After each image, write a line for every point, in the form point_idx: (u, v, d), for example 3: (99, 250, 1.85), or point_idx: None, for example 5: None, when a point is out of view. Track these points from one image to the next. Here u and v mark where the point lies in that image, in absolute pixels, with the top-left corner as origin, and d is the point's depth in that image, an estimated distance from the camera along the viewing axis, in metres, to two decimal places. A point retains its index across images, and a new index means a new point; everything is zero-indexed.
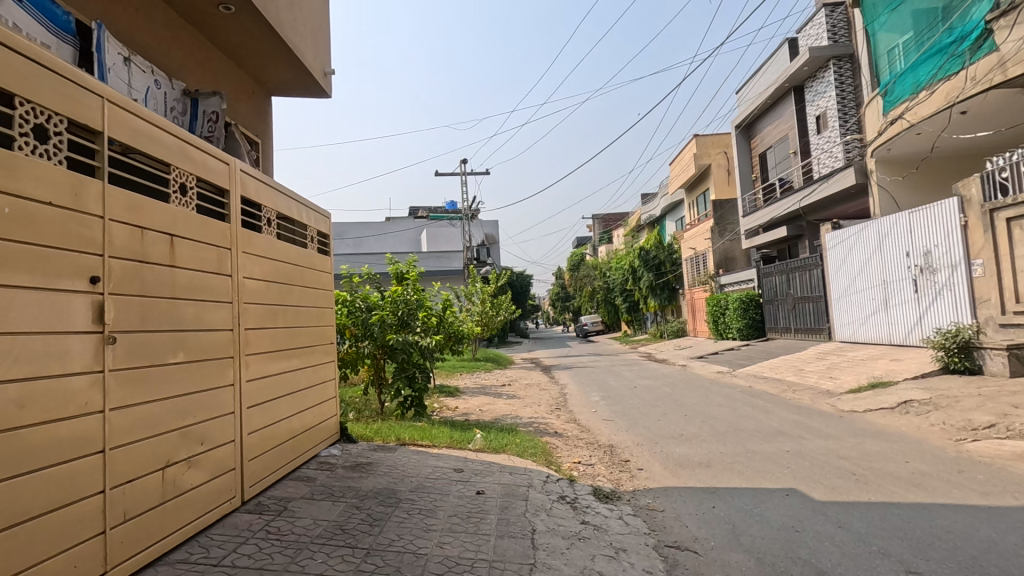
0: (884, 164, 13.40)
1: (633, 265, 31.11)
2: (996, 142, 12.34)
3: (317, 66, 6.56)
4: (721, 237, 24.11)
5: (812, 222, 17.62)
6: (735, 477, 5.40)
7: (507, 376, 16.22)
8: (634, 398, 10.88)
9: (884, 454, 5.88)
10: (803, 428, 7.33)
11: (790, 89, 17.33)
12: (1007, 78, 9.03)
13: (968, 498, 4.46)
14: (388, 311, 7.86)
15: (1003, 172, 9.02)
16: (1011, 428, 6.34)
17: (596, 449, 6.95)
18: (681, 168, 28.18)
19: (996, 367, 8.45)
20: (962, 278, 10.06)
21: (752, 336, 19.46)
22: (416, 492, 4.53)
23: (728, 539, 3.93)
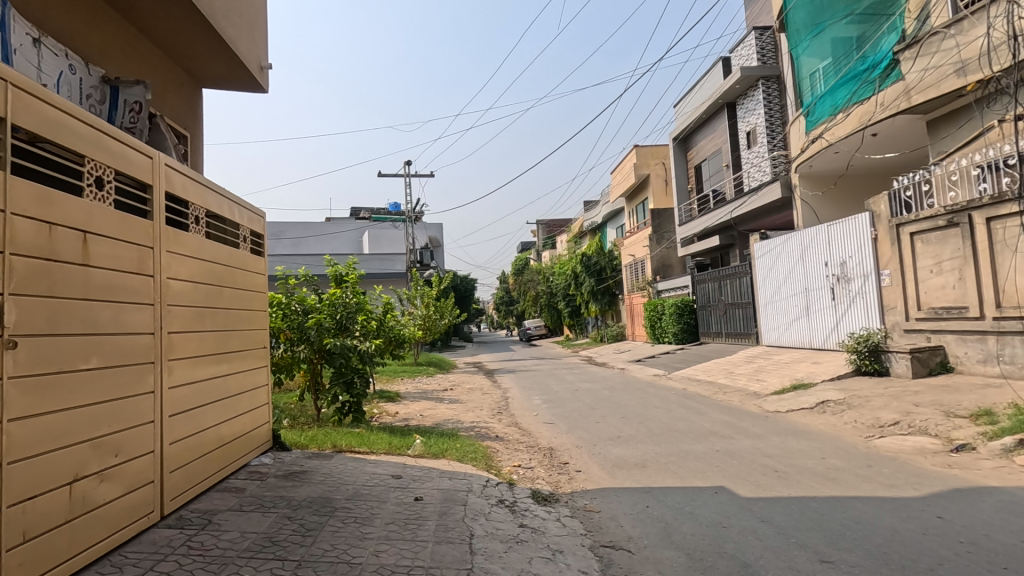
0: (807, 179, 14.31)
1: (575, 270, 31.71)
2: (903, 163, 13.43)
3: (253, 59, 6.30)
4: (659, 245, 25.01)
5: (742, 232, 18.58)
6: (668, 476, 5.61)
7: (449, 380, 16.12)
8: (573, 401, 11.08)
9: (804, 452, 6.27)
10: (732, 428, 7.71)
11: (723, 105, 18.24)
12: (912, 104, 9.87)
13: (875, 490, 4.83)
14: (326, 314, 7.64)
15: (908, 191, 9.83)
16: (913, 425, 6.92)
17: (536, 452, 7.03)
18: (622, 178, 28.99)
19: (901, 370, 9.21)
20: (873, 287, 10.91)
21: (686, 340, 20.28)
22: (353, 501, 4.42)
23: (660, 536, 4.07)
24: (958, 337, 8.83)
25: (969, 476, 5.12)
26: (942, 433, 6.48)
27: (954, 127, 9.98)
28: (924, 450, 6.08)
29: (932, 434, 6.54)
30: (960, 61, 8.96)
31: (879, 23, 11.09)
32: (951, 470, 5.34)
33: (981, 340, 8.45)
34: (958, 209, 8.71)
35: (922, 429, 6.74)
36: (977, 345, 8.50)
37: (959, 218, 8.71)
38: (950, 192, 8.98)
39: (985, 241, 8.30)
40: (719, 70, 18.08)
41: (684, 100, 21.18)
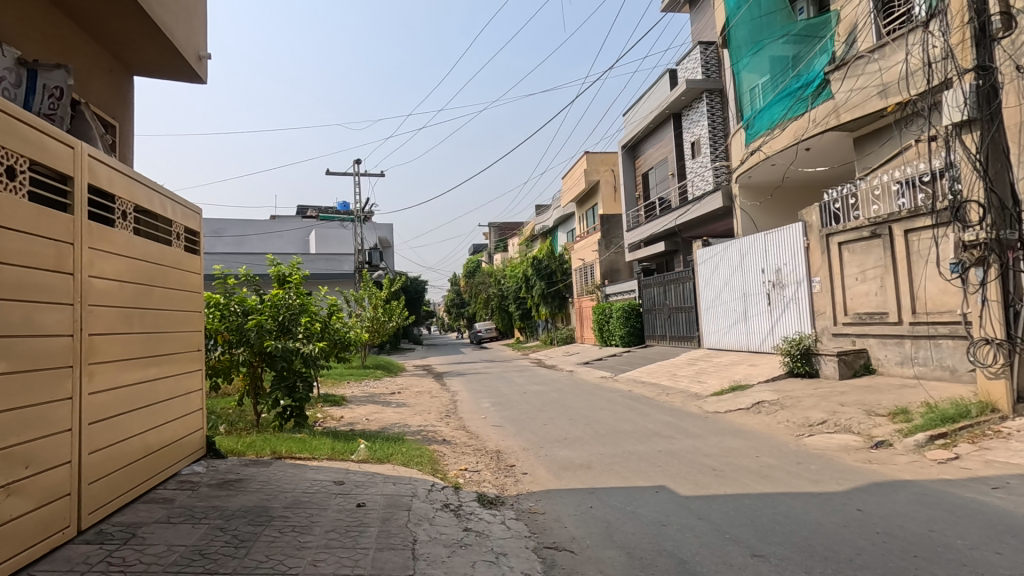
0: (746, 190, 14.98)
1: (526, 273, 31.93)
2: (832, 177, 14.28)
3: (191, 49, 6.02)
4: (607, 249, 25.53)
5: (686, 239, 19.24)
6: (612, 476, 5.73)
7: (397, 384, 15.83)
8: (522, 403, 11.13)
9: (739, 450, 6.55)
10: (674, 429, 7.96)
11: (670, 116, 18.85)
12: (840, 122, 10.50)
13: (803, 485, 5.10)
14: (267, 316, 7.36)
15: (837, 203, 10.45)
16: (839, 423, 7.36)
17: (483, 455, 7.02)
18: (573, 183, 29.45)
19: (829, 371, 9.78)
20: (806, 293, 11.52)
21: (632, 343, 20.78)
22: (292, 509, 4.27)
23: (603, 536, 4.15)
24: (879, 340, 9.45)
25: (887, 471, 5.49)
26: (864, 431, 6.92)
27: (878, 144, 10.70)
28: (848, 447, 6.47)
29: (855, 432, 6.96)
30: (882, 84, 9.63)
31: (812, 45, 11.76)
32: (871, 465, 5.71)
33: (899, 344, 9.08)
34: (880, 221, 9.34)
35: (847, 427, 7.17)
36: (896, 348, 9.13)
37: (881, 230, 9.33)
38: (873, 205, 9.60)
39: (903, 252, 8.94)
40: (666, 81, 18.68)
41: (632, 109, 21.75)
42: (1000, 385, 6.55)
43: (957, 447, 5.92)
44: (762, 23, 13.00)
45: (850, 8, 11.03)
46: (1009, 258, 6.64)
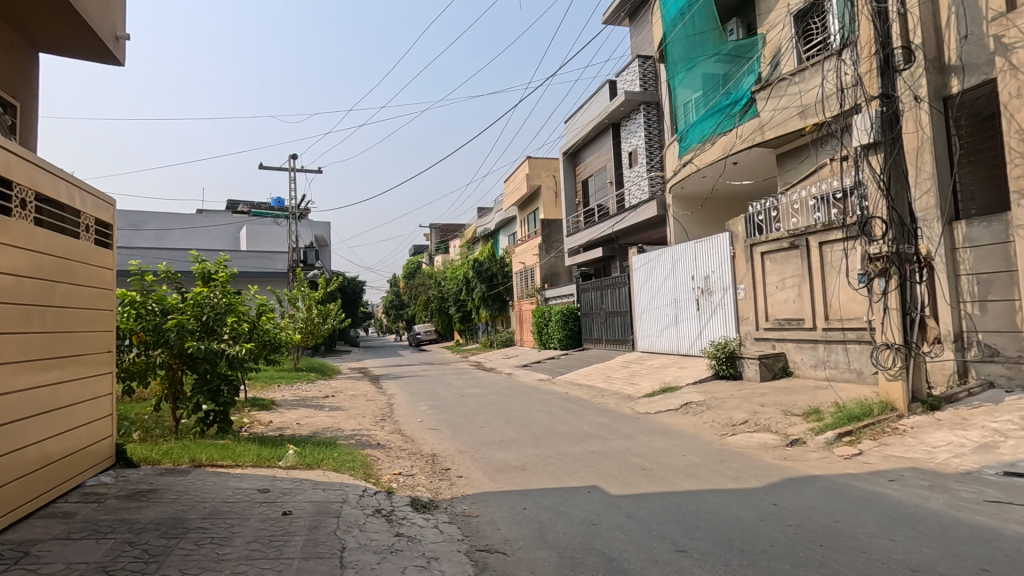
0: (679, 200, 15.62)
1: (466, 276, 31.82)
2: (756, 190, 15.16)
3: (106, 28, 5.61)
4: (547, 253, 25.90)
5: (622, 245, 19.81)
6: (546, 478, 5.81)
7: (330, 387, 15.34)
8: (460, 406, 11.08)
9: (668, 450, 6.81)
10: (607, 430, 8.16)
11: (609, 125, 19.39)
12: (764, 139, 11.16)
13: (725, 482, 5.38)
14: (189, 315, 6.94)
15: (760, 215, 11.07)
16: (758, 422, 7.81)
17: (417, 458, 6.92)
18: (515, 187, 29.70)
19: (751, 373, 10.35)
20: (731, 299, 12.14)
21: (570, 346, 21.15)
22: (210, 520, 4.04)
23: (535, 537, 4.20)
24: (796, 344, 10.11)
25: (799, 467, 5.88)
26: (781, 430, 7.36)
27: (798, 161, 11.43)
28: (766, 444, 6.88)
29: (773, 431, 7.41)
30: (802, 106, 10.34)
31: (740, 65, 12.44)
32: (786, 462, 6.10)
33: (813, 348, 9.77)
34: (798, 233, 10.00)
35: (766, 426, 7.62)
36: (810, 352, 9.81)
37: (799, 241, 9.99)
38: (792, 218, 10.26)
39: (818, 262, 9.62)
40: (606, 91, 19.19)
41: (574, 117, 22.18)
42: (898, 386, 7.17)
43: (861, 444, 6.43)
44: (694, 41, 13.59)
45: (775, 32, 11.75)
46: (907, 270, 7.25)
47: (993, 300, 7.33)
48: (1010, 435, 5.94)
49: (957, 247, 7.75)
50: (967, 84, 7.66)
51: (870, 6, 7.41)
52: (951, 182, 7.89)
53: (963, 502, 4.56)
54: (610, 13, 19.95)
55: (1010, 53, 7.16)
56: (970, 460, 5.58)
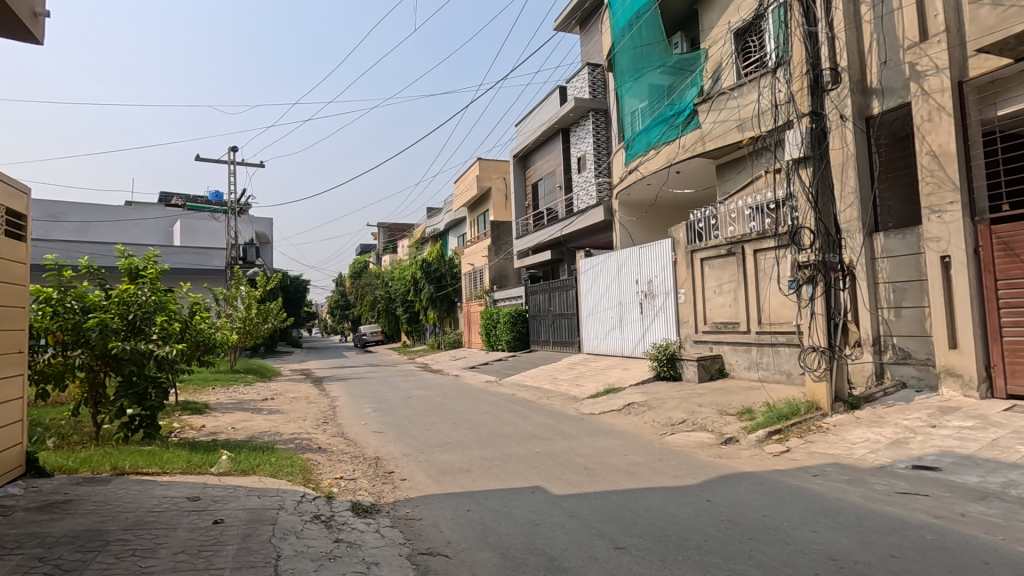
0: (625, 205, 16.02)
1: (414, 276, 31.42)
2: (698, 199, 15.75)
3: (24, 5, 5.21)
4: (497, 255, 25.94)
5: (570, 249, 20.10)
6: (490, 479, 5.82)
7: (269, 390, 14.78)
8: (405, 408, 10.93)
9: (610, 450, 6.97)
10: (551, 430, 8.27)
11: (559, 130, 19.68)
12: (705, 150, 11.62)
13: (663, 480, 5.56)
14: (114, 314, 6.50)
15: (700, 223, 11.49)
16: (696, 422, 8.12)
17: (360, 462, 6.78)
18: (465, 188, 29.64)
19: (690, 375, 10.75)
20: (672, 303, 12.55)
21: (518, 348, 21.28)
22: (133, 531, 3.80)
23: (478, 538, 4.20)
24: (732, 347, 10.57)
25: (732, 464, 6.15)
26: (716, 429, 7.69)
27: (735, 172, 11.97)
28: (703, 443, 7.16)
29: (709, 429, 7.73)
30: (739, 120, 10.85)
31: (684, 77, 12.92)
32: (720, 459, 6.37)
33: (747, 351, 10.25)
34: (735, 241, 10.48)
35: (702, 426, 7.93)
36: (744, 354, 10.29)
37: (735, 249, 10.47)
38: (730, 226, 10.73)
39: (753, 269, 10.12)
40: (556, 97, 19.46)
41: (524, 120, 22.37)
42: (823, 387, 7.62)
43: (788, 441, 6.80)
44: (641, 52, 13.95)
45: (717, 48, 12.28)
46: (831, 278, 7.71)
47: (906, 307, 7.91)
48: (919, 431, 6.45)
49: (876, 257, 8.32)
50: (886, 106, 8.24)
51: (801, 29, 7.87)
52: (872, 197, 8.50)
53: (877, 494, 4.91)
54: (561, 20, 20.25)
55: (922, 80, 7.73)
56: (884, 454, 6.02)
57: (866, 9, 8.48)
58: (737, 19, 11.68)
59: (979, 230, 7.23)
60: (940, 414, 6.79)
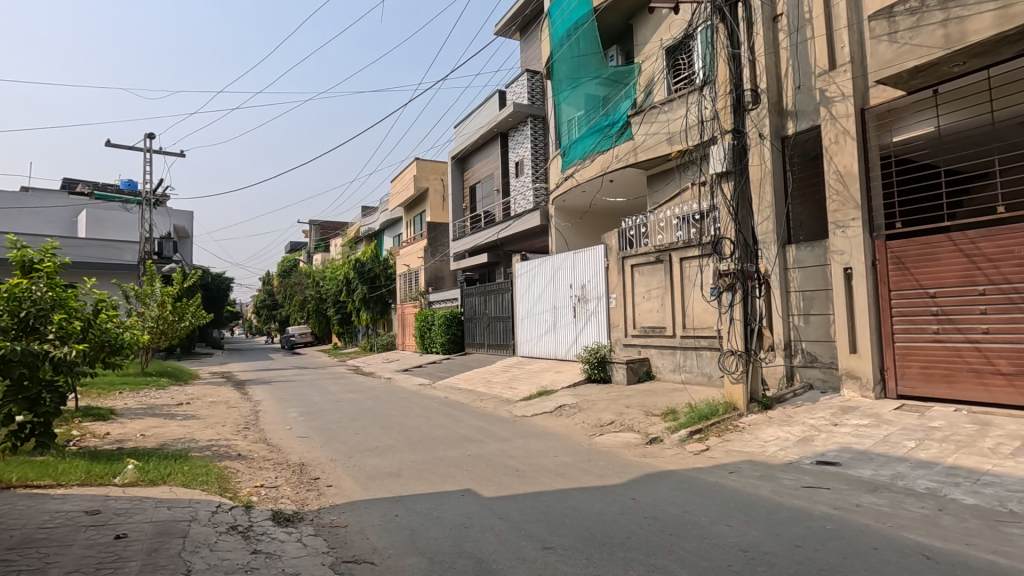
0: (561, 211, 16.32)
1: (347, 276, 30.52)
2: (629, 207, 16.29)
3: None
4: (433, 257, 25.63)
5: (507, 252, 20.23)
6: (420, 483, 5.75)
7: (185, 394, 13.85)
8: (333, 412, 10.56)
9: (541, 451, 7.07)
10: (483, 433, 8.28)
11: (498, 134, 19.82)
12: (637, 160, 12.06)
13: (591, 480, 5.71)
14: (2, 312, 5.88)
15: (631, 230, 11.90)
16: (623, 423, 8.39)
17: (283, 469, 6.49)
18: (401, 188, 29.20)
19: (619, 377, 11.09)
20: (604, 307, 12.91)
21: (453, 351, 21.14)
22: (18, 550, 3.46)
23: (406, 543, 4.13)
24: (658, 350, 11.00)
25: (656, 463, 6.41)
26: (642, 429, 7.98)
27: (664, 183, 12.50)
28: (629, 443, 7.41)
29: (635, 430, 8.00)
30: (669, 134, 11.35)
31: (618, 89, 13.37)
32: (645, 459, 6.62)
33: (672, 354, 10.71)
34: (663, 249, 10.93)
35: (629, 426, 8.20)
36: (670, 357, 10.74)
37: (663, 256, 10.93)
38: (659, 235, 11.18)
39: (679, 276, 10.61)
40: (496, 101, 19.58)
41: (463, 122, 22.34)
42: (740, 388, 8.08)
43: (707, 440, 7.17)
44: (579, 62, 14.31)
45: (650, 63, 12.79)
46: (749, 286, 8.18)
47: (814, 314, 8.56)
48: (822, 429, 6.98)
49: (788, 268, 8.95)
50: (799, 127, 8.89)
51: (726, 51, 8.36)
52: (785, 211, 9.14)
53: (785, 488, 5.27)
54: (501, 25, 20.44)
55: (830, 105, 8.39)
56: (792, 451, 6.47)
57: (784, 36, 9.13)
58: (669, 37, 12.22)
59: (877, 245, 7.93)
60: (841, 413, 7.39)
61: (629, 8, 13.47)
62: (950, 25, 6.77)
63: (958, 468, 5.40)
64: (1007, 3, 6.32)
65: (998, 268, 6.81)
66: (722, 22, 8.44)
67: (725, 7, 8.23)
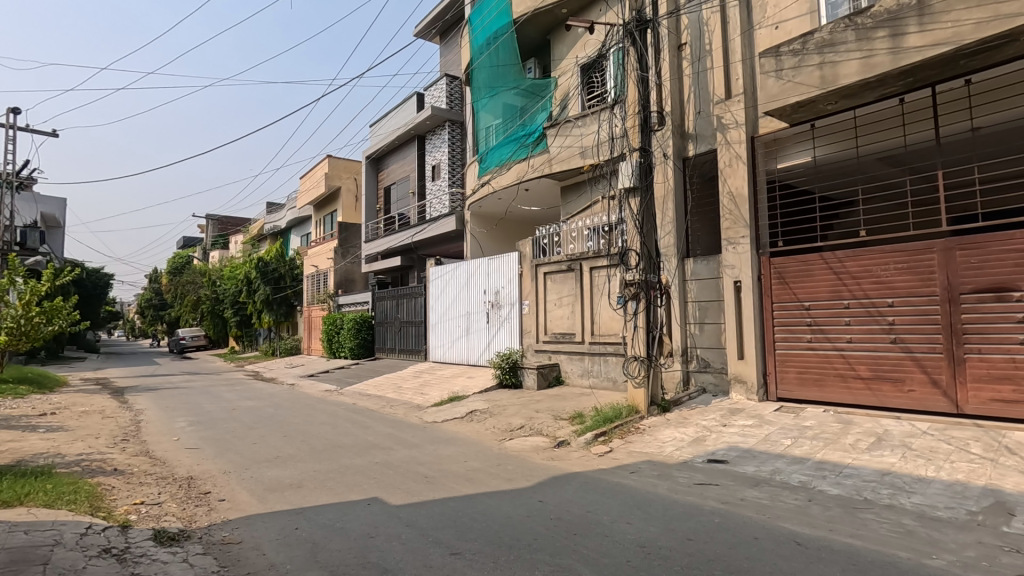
0: (476, 217, 16.39)
1: (248, 276, 28.63)
2: (543, 216, 16.71)
3: None
4: (343, 258, 24.77)
5: (421, 256, 19.99)
6: (324, 493, 5.52)
7: (50, 403, 12.31)
8: (228, 421, 9.84)
9: (451, 457, 7.03)
10: (392, 439, 8.10)
11: (414, 136, 19.57)
12: (552, 171, 12.42)
13: (500, 484, 5.78)
14: None
15: (545, 239, 12.20)
16: (533, 427, 8.56)
17: (169, 483, 5.96)
18: (311, 185, 27.94)
19: (530, 382, 11.33)
20: (517, 314, 13.10)
21: (362, 355, 20.50)
22: None
23: (306, 557, 3.95)
24: (568, 356, 11.34)
25: (562, 465, 6.60)
26: (551, 432, 8.20)
27: (577, 196, 12.93)
28: (538, 447, 7.58)
29: (544, 434, 8.20)
30: (582, 148, 11.79)
31: (535, 101, 13.70)
32: (553, 461, 6.80)
33: (581, 360, 11.08)
34: (574, 258, 11.32)
35: (538, 430, 8.40)
36: (578, 363, 11.11)
37: (574, 265, 11.33)
38: (571, 244, 11.55)
39: (589, 284, 11.03)
40: (414, 103, 19.36)
41: (379, 122, 21.84)
42: (641, 392, 8.53)
43: (611, 442, 7.50)
44: (497, 71, 14.50)
45: (565, 78, 13.20)
46: (651, 296, 8.65)
47: (708, 323, 9.24)
48: (713, 429, 7.54)
49: (686, 279, 9.59)
50: (699, 150, 9.61)
51: (635, 74, 8.84)
52: (685, 226, 9.81)
53: (680, 486, 5.64)
54: (421, 27, 20.25)
55: (725, 131, 9.14)
56: (686, 451, 6.93)
57: (687, 65, 9.83)
58: (584, 55, 12.71)
59: (762, 261, 8.72)
60: (730, 414, 8.02)
61: (547, 23, 13.81)
62: (825, 68, 7.60)
63: (825, 462, 6.06)
64: (870, 53, 7.20)
65: (860, 285, 7.72)
66: (632, 46, 8.92)
67: (636, 33, 8.72)
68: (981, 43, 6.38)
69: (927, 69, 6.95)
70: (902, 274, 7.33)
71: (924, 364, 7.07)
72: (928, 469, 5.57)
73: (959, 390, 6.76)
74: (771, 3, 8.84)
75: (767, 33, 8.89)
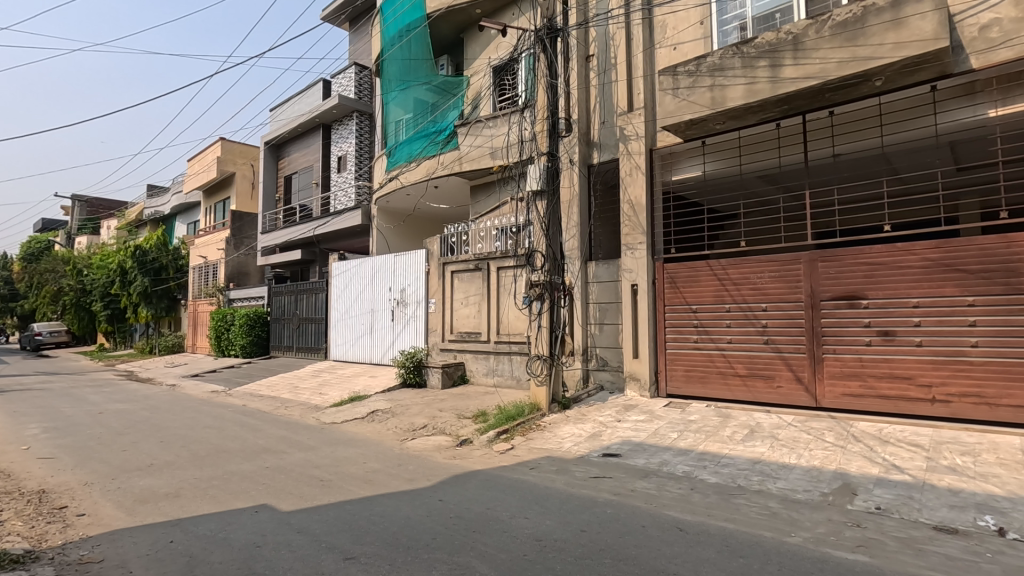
0: (383, 212, 15.96)
1: (121, 265, 25.72)
2: (452, 215, 16.64)
3: None
4: (236, 250, 23.09)
5: (323, 250, 19.12)
6: (205, 502, 5.11)
7: None
8: (92, 427, 8.79)
9: (349, 458, 6.80)
10: (286, 442, 7.68)
11: (319, 125, 18.69)
12: (461, 170, 12.39)
13: (399, 484, 5.68)
14: None
15: (453, 237, 12.15)
16: (435, 426, 8.50)
17: (14, 499, 5.21)
18: (200, 169, 25.75)
19: (434, 381, 11.23)
20: (423, 312, 12.91)
21: (255, 354, 19.19)
22: None
23: (180, 573, 3.63)
24: (473, 355, 11.38)
25: (464, 464, 6.62)
26: (453, 431, 8.18)
27: (486, 196, 13.02)
28: (439, 446, 7.52)
29: (446, 433, 8.17)
30: (492, 148, 11.89)
31: (446, 98, 13.62)
32: (455, 460, 6.80)
33: (485, 358, 11.17)
34: (481, 257, 11.38)
35: (441, 429, 8.35)
36: (483, 362, 11.18)
37: (481, 264, 11.38)
38: (479, 243, 11.60)
39: (495, 284, 11.14)
40: (320, 90, 18.50)
41: (280, 106, 20.61)
42: (543, 390, 8.76)
43: (513, 440, 7.62)
44: (409, 65, 14.23)
45: (477, 78, 13.24)
46: (555, 296, 8.90)
47: (607, 323, 9.69)
48: (609, 425, 7.91)
49: (588, 281, 9.98)
50: (602, 158, 10.05)
51: (545, 79, 9.06)
52: (588, 230, 10.21)
53: (577, 480, 5.86)
54: (329, 11, 19.39)
55: (627, 142, 9.63)
56: (583, 446, 7.21)
57: (593, 75, 10.24)
58: (496, 57, 12.83)
59: (657, 266, 9.28)
60: (624, 410, 8.45)
61: (460, 22, 13.78)
62: (715, 90, 8.25)
63: (705, 453, 6.57)
64: (753, 80, 7.91)
65: (740, 290, 8.47)
66: (543, 52, 9.15)
67: (546, 40, 8.95)
68: (842, 80, 7.24)
69: (799, 99, 7.77)
70: (774, 282, 8.15)
71: (790, 362, 7.90)
72: (790, 457, 6.24)
73: (818, 385, 7.64)
74: (671, 24, 9.44)
75: (667, 52, 9.49)
